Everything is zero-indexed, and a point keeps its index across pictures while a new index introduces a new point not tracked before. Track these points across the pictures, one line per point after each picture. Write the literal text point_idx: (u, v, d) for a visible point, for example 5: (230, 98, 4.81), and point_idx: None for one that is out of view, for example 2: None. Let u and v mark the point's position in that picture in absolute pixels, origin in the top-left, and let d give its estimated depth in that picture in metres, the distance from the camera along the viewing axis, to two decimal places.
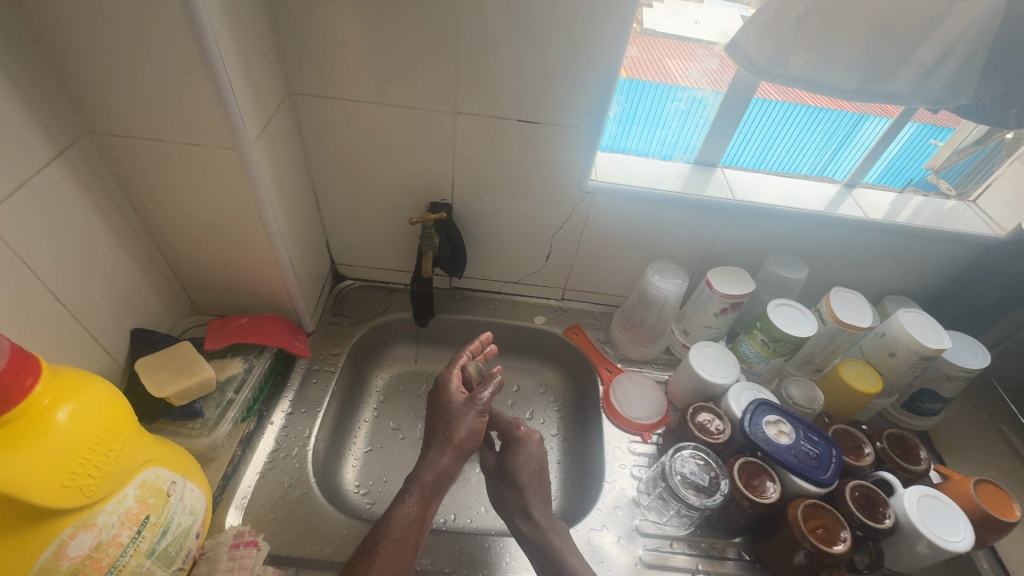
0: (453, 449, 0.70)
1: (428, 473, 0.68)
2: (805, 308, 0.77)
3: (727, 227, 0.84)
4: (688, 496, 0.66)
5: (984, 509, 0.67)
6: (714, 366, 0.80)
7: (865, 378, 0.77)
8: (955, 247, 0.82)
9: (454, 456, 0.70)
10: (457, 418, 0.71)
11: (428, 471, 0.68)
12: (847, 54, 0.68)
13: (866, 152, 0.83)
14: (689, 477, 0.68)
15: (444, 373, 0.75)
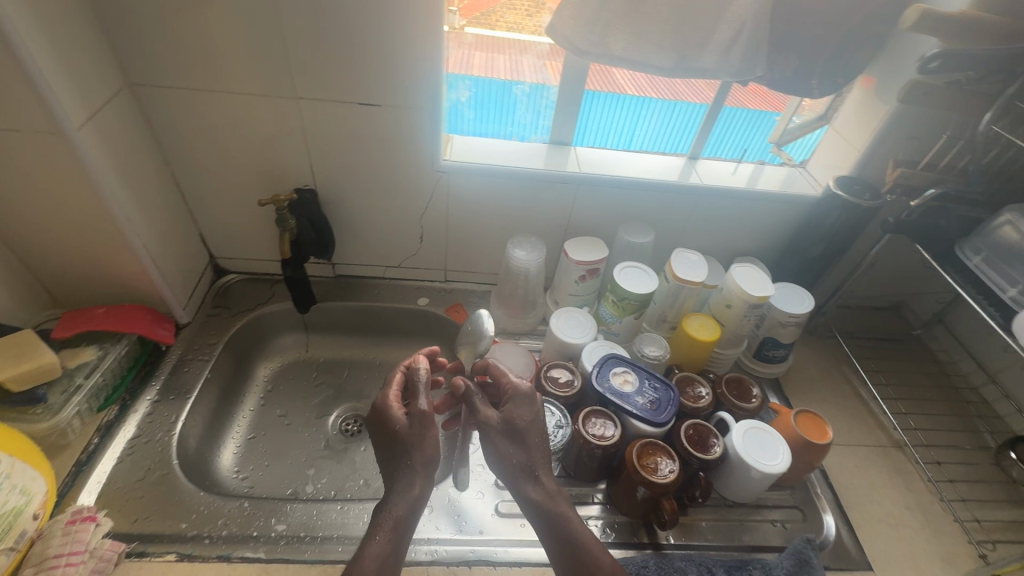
0: (416, 455, 0.60)
1: (396, 499, 0.58)
2: (646, 269, 0.85)
3: (582, 200, 0.91)
4: None
5: (802, 435, 0.74)
6: (572, 328, 0.86)
7: (705, 329, 0.84)
8: (783, 208, 0.91)
9: (420, 468, 0.60)
10: (401, 433, 0.61)
11: (395, 500, 0.58)
12: (656, 35, 0.76)
13: (699, 126, 0.90)
14: None
15: (380, 397, 0.65)
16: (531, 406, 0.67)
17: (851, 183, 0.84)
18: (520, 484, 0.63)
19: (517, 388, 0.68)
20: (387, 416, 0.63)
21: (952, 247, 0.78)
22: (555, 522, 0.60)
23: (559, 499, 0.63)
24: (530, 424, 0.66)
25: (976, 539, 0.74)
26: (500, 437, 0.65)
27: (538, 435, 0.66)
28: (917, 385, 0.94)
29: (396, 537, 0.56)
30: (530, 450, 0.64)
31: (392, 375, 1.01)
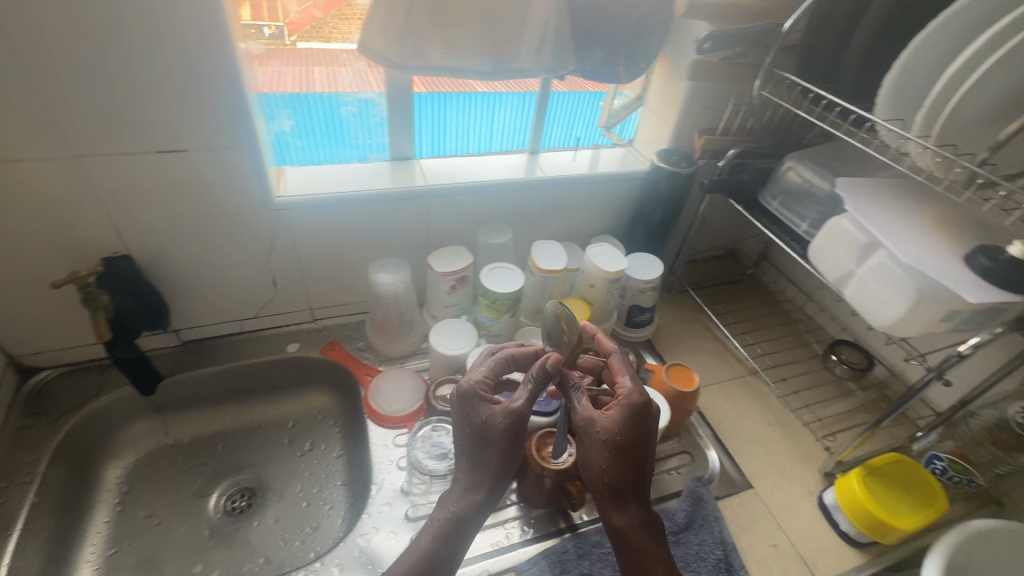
0: (496, 456, 0.58)
1: (463, 496, 0.58)
2: (512, 266, 0.87)
3: (437, 211, 0.90)
4: (433, 469, 0.75)
5: (675, 388, 0.81)
6: (452, 339, 0.85)
7: (576, 311, 0.89)
8: (620, 185, 0.99)
9: (495, 471, 0.58)
10: (481, 429, 0.58)
11: (462, 497, 0.58)
12: (470, 41, 0.78)
13: (532, 120, 0.95)
14: (430, 452, 0.76)
15: (464, 383, 0.61)
16: (636, 425, 0.56)
17: (670, 154, 0.94)
18: (607, 505, 0.57)
19: (630, 403, 0.57)
20: (468, 408, 0.59)
21: (756, 197, 0.90)
22: (625, 547, 0.56)
23: (638, 529, 0.57)
24: (634, 445, 0.56)
25: (821, 435, 0.88)
26: (593, 447, 0.57)
27: (640, 460, 0.57)
28: (757, 317, 1.08)
29: (449, 539, 0.57)
30: (626, 472, 0.56)
31: (275, 434, 0.93)
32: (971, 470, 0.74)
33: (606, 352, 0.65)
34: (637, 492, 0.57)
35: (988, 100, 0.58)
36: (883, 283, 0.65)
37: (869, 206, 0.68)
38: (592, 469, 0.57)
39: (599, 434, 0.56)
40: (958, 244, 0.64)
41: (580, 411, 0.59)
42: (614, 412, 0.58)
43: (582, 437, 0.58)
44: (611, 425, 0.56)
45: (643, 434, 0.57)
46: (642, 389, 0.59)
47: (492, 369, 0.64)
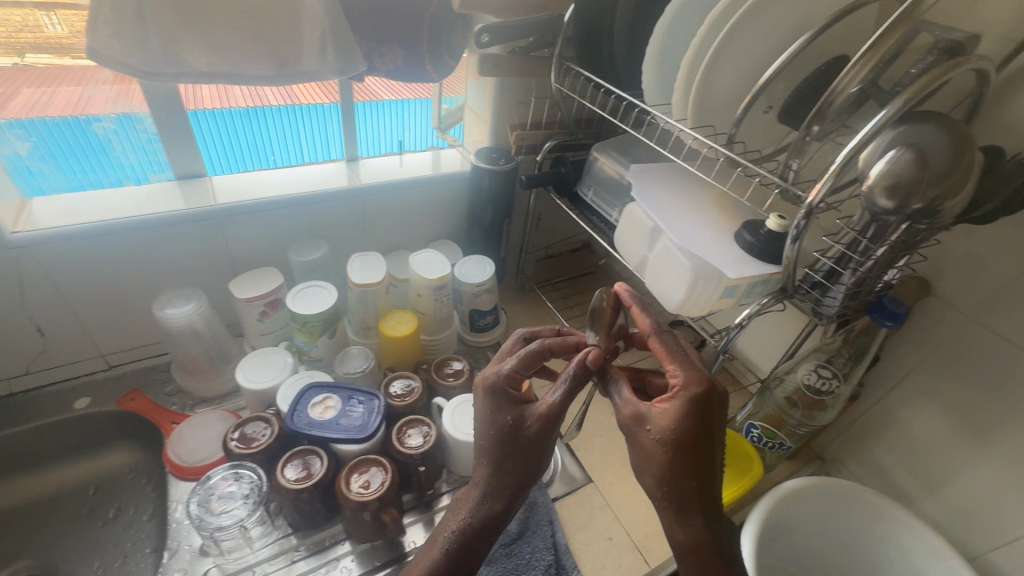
0: (523, 458, 0.53)
1: (482, 503, 0.53)
2: (325, 286, 0.80)
3: (237, 232, 0.82)
4: (220, 520, 0.63)
5: None
6: (264, 371, 0.77)
7: (403, 324, 0.84)
8: (445, 187, 0.96)
9: (516, 476, 0.53)
10: (505, 433, 0.53)
11: (482, 501, 0.53)
12: (236, 43, 0.70)
13: (341, 126, 0.90)
14: (220, 502, 0.64)
15: (489, 378, 0.56)
16: (694, 424, 0.49)
17: (490, 152, 0.91)
18: (667, 516, 0.51)
19: (686, 396, 0.49)
20: (498, 405, 0.54)
21: (575, 189, 0.90)
22: (687, 560, 0.51)
23: (702, 541, 0.50)
24: (687, 454, 0.48)
25: None
26: (647, 448, 0.50)
27: (706, 462, 0.49)
28: None
29: (464, 551, 0.52)
30: (679, 481, 0.49)
31: (70, 506, 0.80)
32: (780, 435, 0.78)
33: (648, 333, 0.56)
34: (706, 499, 0.50)
35: (731, 82, 0.60)
36: (667, 266, 0.66)
37: (654, 190, 0.69)
38: (647, 470, 0.51)
39: (655, 438, 0.49)
40: (730, 221, 0.66)
41: (627, 405, 0.53)
42: (667, 407, 0.50)
43: (631, 434, 0.52)
44: (666, 426, 0.49)
45: (698, 434, 0.49)
46: (700, 376, 0.50)
47: (524, 359, 0.57)
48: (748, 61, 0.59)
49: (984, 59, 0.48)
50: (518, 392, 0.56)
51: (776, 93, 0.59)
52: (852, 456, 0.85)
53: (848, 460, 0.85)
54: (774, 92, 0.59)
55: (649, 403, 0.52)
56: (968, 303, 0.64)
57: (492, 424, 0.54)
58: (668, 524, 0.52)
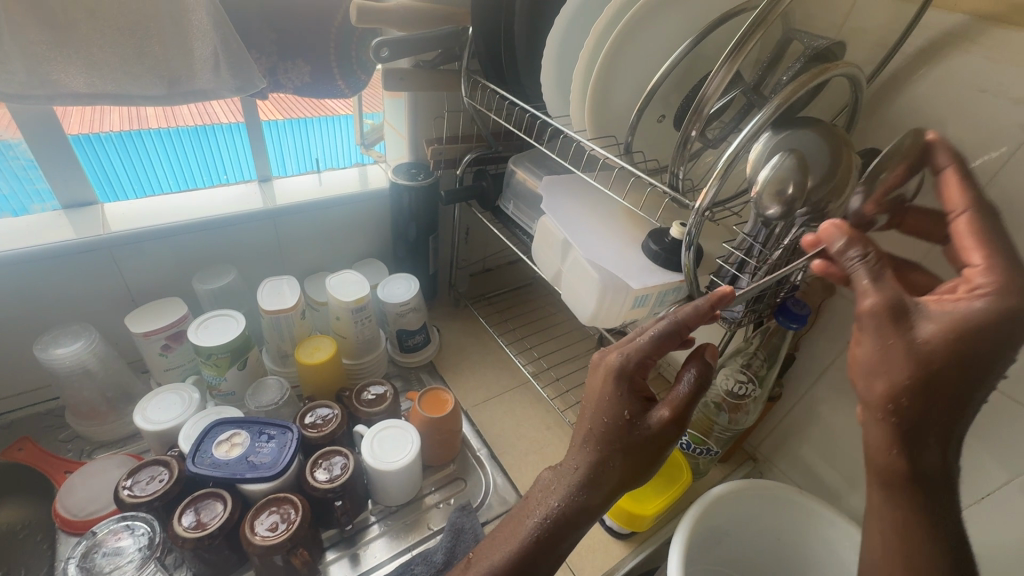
0: (633, 458, 0.48)
1: (578, 492, 0.49)
2: (231, 315, 0.76)
3: (134, 261, 0.76)
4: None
5: (427, 416, 0.76)
6: (166, 409, 0.72)
7: (321, 349, 0.81)
8: (365, 205, 0.93)
9: (620, 473, 0.49)
10: (621, 426, 0.48)
11: (578, 490, 0.49)
12: (117, 62, 0.66)
13: (249, 145, 0.87)
14: (98, 562, 0.59)
15: (618, 357, 0.50)
16: (980, 344, 0.35)
17: (406, 168, 0.89)
18: (890, 434, 0.38)
19: (995, 300, 0.36)
20: (618, 388, 0.49)
21: (496, 203, 0.88)
22: (890, 484, 0.40)
23: (927, 467, 0.39)
24: (952, 370, 0.36)
25: None
26: (885, 347, 0.38)
27: (967, 388, 0.36)
28: (541, 318, 1.08)
29: (549, 541, 0.50)
30: (929, 400, 0.37)
31: None
32: (708, 440, 0.78)
33: (952, 211, 0.45)
34: (951, 427, 0.38)
35: (627, 92, 0.60)
36: (579, 278, 0.65)
37: (564, 202, 0.68)
38: (878, 375, 0.38)
39: (911, 341, 0.37)
40: (639, 230, 0.66)
41: (871, 292, 0.39)
42: (951, 311, 0.37)
43: (874, 349, 0.38)
44: (931, 331, 0.36)
45: (977, 356, 0.36)
46: (1021, 287, 0.37)
47: (663, 341, 0.48)
48: (640, 71, 0.59)
49: (852, 65, 0.49)
50: (639, 376, 0.50)
51: (669, 102, 0.61)
52: (782, 456, 0.86)
53: (779, 459, 0.86)
54: (667, 100, 0.61)
55: (913, 299, 0.39)
56: None
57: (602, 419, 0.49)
58: (876, 443, 0.40)
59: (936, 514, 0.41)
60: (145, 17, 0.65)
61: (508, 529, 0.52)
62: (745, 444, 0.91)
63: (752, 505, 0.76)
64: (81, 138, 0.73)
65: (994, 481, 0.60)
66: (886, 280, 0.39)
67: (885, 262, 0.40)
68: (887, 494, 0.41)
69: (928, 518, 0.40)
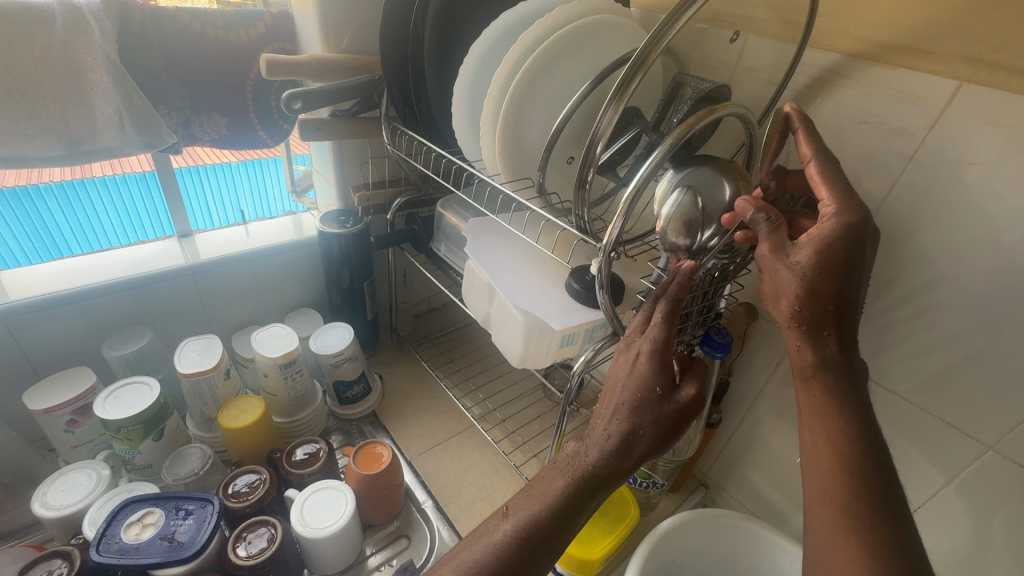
0: (663, 430, 0.45)
1: (610, 456, 0.44)
2: (144, 383, 0.72)
3: (34, 332, 0.71)
4: None
5: (362, 473, 0.72)
6: (70, 492, 0.66)
7: (247, 411, 0.76)
8: (294, 254, 0.90)
9: (652, 446, 0.45)
10: (651, 398, 0.46)
11: (607, 457, 0.44)
12: (6, 125, 0.62)
13: (167, 200, 0.84)
14: None
15: (647, 341, 0.48)
16: (840, 256, 0.43)
17: (334, 215, 0.87)
18: (800, 337, 0.43)
19: (842, 218, 0.43)
20: (648, 365, 0.47)
21: (429, 245, 0.88)
22: (812, 385, 0.43)
23: (837, 362, 0.43)
24: (826, 278, 0.42)
25: (529, 476, 0.85)
26: (778, 272, 0.44)
27: (844, 287, 0.43)
28: (485, 357, 1.06)
29: (571, 506, 0.44)
30: (823, 301, 0.43)
31: None
32: (654, 473, 0.77)
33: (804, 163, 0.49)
34: (844, 318, 0.43)
35: (537, 135, 0.61)
36: (504, 323, 0.65)
37: (487, 246, 0.68)
38: (781, 296, 0.44)
39: (793, 264, 0.43)
40: (562, 270, 0.67)
41: (763, 239, 0.46)
42: (816, 234, 0.44)
43: (773, 283, 0.44)
44: (806, 252, 0.43)
45: (841, 261, 0.43)
46: (858, 204, 0.44)
47: (671, 317, 0.49)
48: (547, 113, 0.60)
49: (740, 104, 0.51)
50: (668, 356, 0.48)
51: (577, 144, 0.62)
52: (731, 481, 0.85)
53: (729, 485, 0.86)
54: (574, 143, 0.62)
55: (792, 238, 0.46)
56: None
57: (637, 387, 0.46)
58: (790, 347, 0.44)
59: (854, 409, 0.43)
60: (37, 77, 0.62)
61: (529, 486, 0.45)
62: (696, 471, 0.90)
63: (704, 535, 0.75)
64: (17, 190, 0.70)
65: (933, 486, 0.61)
66: (779, 229, 0.46)
67: (782, 221, 0.46)
68: (806, 399, 0.44)
69: (853, 409, 0.43)
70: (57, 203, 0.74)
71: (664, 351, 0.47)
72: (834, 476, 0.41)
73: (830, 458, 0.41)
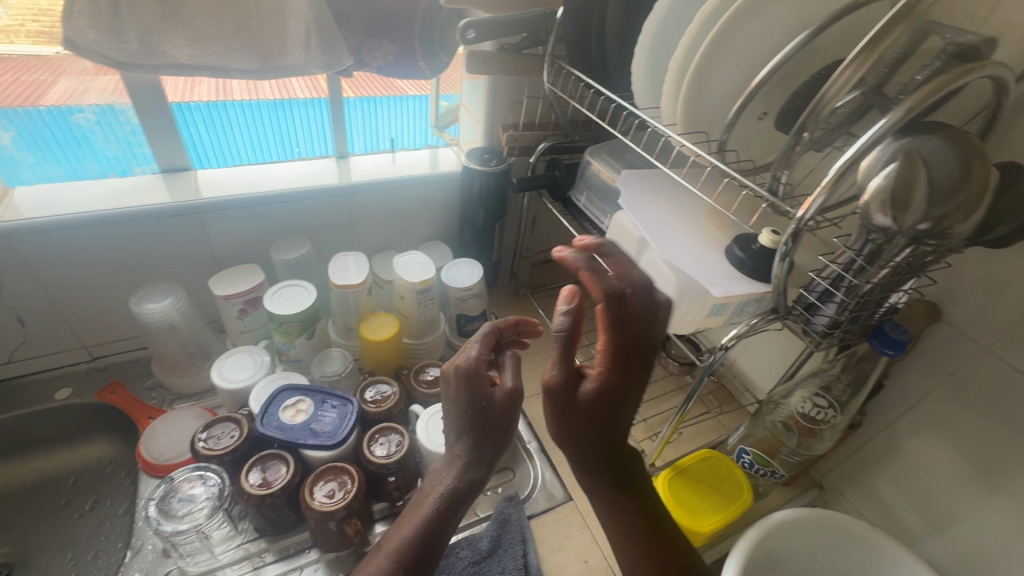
0: (498, 435, 0.49)
1: (467, 469, 0.46)
2: (304, 285, 0.79)
3: (220, 227, 0.81)
4: (165, 529, 0.61)
5: None
6: (239, 370, 0.76)
7: (384, 327, 0.82)
8: (436, 187, 0.93)
9: (500, 446, 0.49)
10: (481, 410, 0.48)
11: (463, 473, 0.46)
12: (218, 37, 0.68)
13: (331, 121, 0.89)
14: (178, 505, 0.63)
15: (454, 367, 0.51)
16: (619, 385, 0.44)
17: (481, 153, 0.88)
18: (578, 452, 0.46)
19: (606, 377, 0.44)
20: (468, 386, 0.49)
21: (568, 194, 0.87)
22: (611, 490, 0.47)
23: (619, 464, 0.47)
24: (606, 411, 0.45)
25: (638, 438, 0.84)
26: (555, 404, 0.45)
27: (603, 422, 0.45)
28: (600, 315, 1.06)
29: (447, 519, 0.45)
30: (585, 422, 0.45)
31: (49, 495, 0.81)
32: (773, 463, 0.74)
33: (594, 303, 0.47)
34: (617, 441, 0.46)
35: (726, 86, 0.56)
36: (652, 281, 0.63)
37: (643, 201, 0.66)
38: (557, 408, 0.45)
39: (584, 390, 0.45)
40: (722, 236, 0.63)
41: (555, 363, 0.46)
42: (598, 376, 0.45)
43: (545, 402, 0.46)
44: (594, 378, 0.45)
45: (611, 406, 0.45)
46: (649, 343, 0.46)
47: (486, 343, 0.55)
48: (744, 62, 0.55)
49: (1002, 65, 0.43)
50: (484, 373, 0.51)
51: (773, 98, 0.56)
52: (853, 487, 0.80)
53: (849, 490, 0.80)
54: (771, 97, 0.56)
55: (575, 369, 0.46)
56: (983, 332, 0.59)
57: (469, 405, 0.49)
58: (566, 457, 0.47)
59: (630, 503, 0.48)
60: None
61: (404, 513, 0.46)
62: (813, 469, 0.85)
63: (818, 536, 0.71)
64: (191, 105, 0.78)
65: None
66: (569, 346, 0.45)
67: (576, 332, 0.45)
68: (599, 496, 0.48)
69: (626, 506, 0.47)
70: (228, 123, 0.82)
71: (484, 378, 0.51)
72: (645, 549, 0.47)
73: (622, 543, 0.48)
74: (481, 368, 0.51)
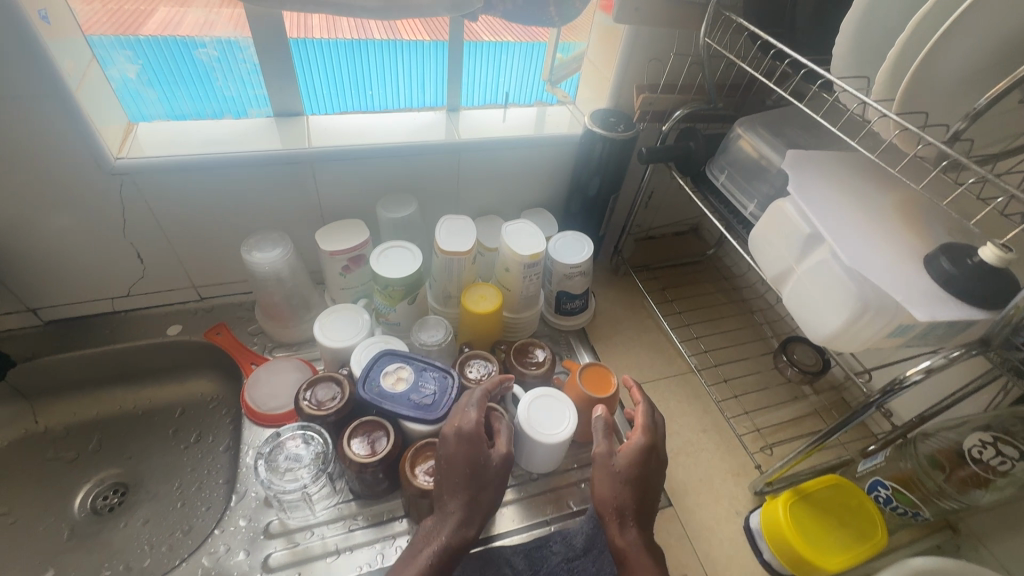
0: (487, 492, 0.57)
1: (457, 526, 0.55)
2: (410, 247, 0.75)
3: (329, 178, 0.77)
4: (268, 484, 0.61)
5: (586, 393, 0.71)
6: (341, 329, 0.75)
7: (487, 299, 0.77)
8: (550, 150, 0.85)
9: (487, 506, 0.57)
10: (477, 469, 0.58)
11: (456, 529, 0.55)
12: None
13: (446, 70, 0.81)
14: (282, 461, 0.63)
15: (455, 429, 0.60)
16: (645, 462, 0.58)
17: (606, 116, 0.79)
18: (608, 508, 0.55)
19: (641, 447, 0.59)
20: (469, 445, 0.58)
21: (703, 168, 0.76)
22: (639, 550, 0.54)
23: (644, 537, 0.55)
24: (634, 480, 0.57)
25: (751, 450, 0.77)
26: (601, 475, 0.57)
27: (633, 490, 0.56)
28: (709, 305, 0.96)
29: (436, 572, 0.53)
30: (620, 485, 0.56)
31: (160, 424, 0.85)
32: (914, 500, 0.63)
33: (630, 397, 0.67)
34: (643, 513, 0.56)
35: (977, 55, 0.44)
36: (820, 287, 0.53)
37: (817, 190, 0.55)
38: (597, 476, 0.58)
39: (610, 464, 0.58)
40: (920, 242, 0.51)
41: (599, 443, 0.60)
42: (628, 450, 0.59)
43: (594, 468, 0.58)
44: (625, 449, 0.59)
45: (639, 478, 0.57)
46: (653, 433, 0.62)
47: (484, 405, 0.63)
48: (1014, 26, 0.42)
49: None
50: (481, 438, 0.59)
51: None
52: None
53: None
54: None
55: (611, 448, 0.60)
56: None
57: (473, 463, 0.57)
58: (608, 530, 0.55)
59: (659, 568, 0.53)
60: None
61: (395, 568, 0.53)
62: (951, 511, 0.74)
63: None
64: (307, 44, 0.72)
65: None
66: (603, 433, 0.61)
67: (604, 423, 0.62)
68: (637, 566, 0.53)
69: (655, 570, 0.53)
70: (341, 63, 0.76)
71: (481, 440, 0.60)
72: None
73: None
74: (477, 432, 0.59)
